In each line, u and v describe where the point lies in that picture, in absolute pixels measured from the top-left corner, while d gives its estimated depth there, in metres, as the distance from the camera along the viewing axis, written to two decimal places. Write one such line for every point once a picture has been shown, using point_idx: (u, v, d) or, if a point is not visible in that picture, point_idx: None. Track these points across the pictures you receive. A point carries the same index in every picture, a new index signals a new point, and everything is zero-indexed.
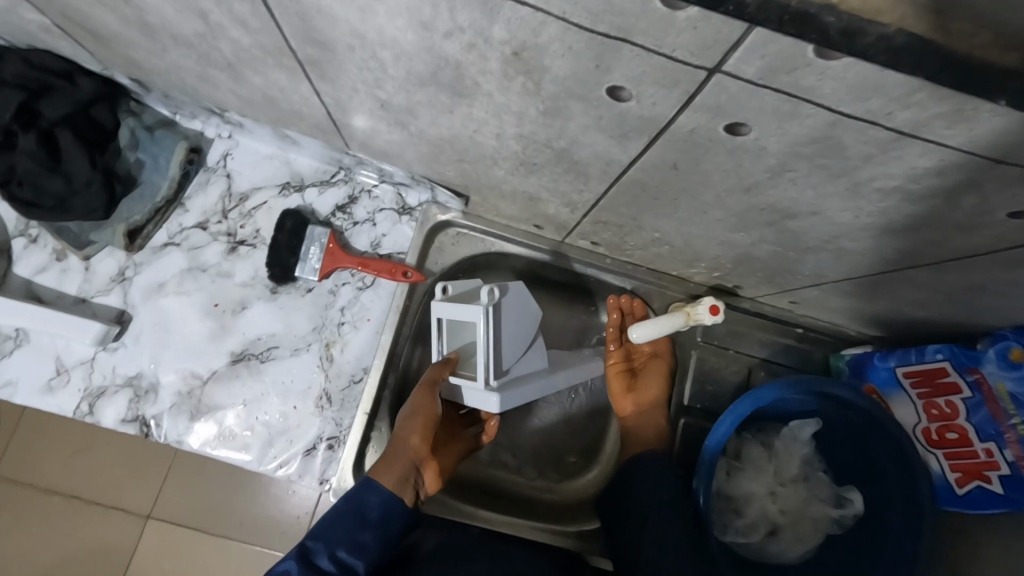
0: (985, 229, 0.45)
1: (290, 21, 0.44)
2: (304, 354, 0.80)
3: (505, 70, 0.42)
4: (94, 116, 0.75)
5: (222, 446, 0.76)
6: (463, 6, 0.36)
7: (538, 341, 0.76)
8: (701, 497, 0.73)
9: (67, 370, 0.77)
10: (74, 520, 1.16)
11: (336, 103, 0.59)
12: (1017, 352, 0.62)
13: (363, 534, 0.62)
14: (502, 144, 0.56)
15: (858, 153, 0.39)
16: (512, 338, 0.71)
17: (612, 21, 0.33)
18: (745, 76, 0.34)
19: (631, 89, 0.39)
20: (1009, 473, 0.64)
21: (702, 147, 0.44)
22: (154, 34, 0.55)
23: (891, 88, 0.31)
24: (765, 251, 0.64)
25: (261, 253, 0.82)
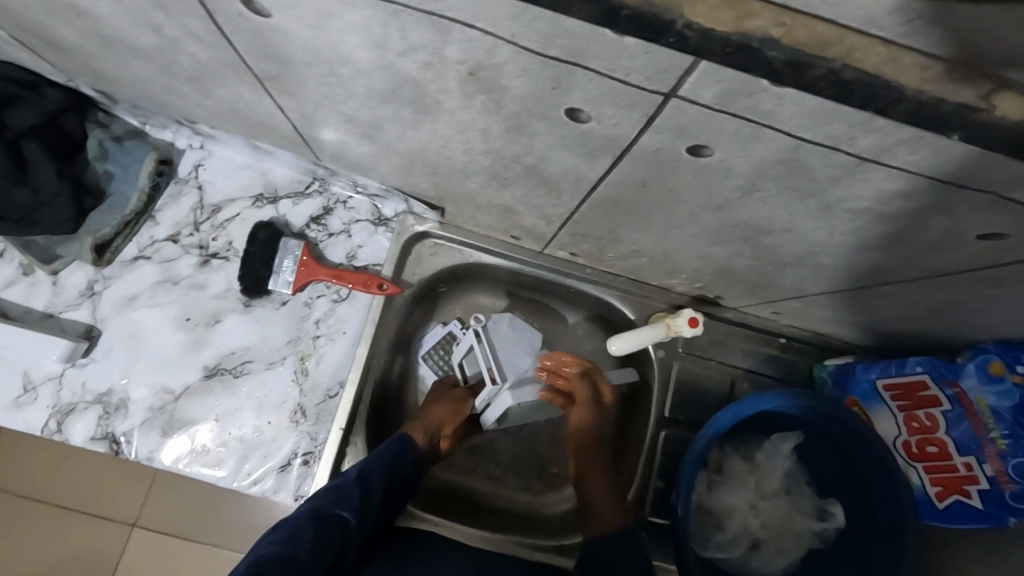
0: (959, 249, 0.44)
1: (243, 37, 0.43)
2: (278, 368, 0.78)
3: (464, 89, 0.40)
4: (62, 126, 0.74)
5: (195, 463, 0.75)
6: (413, 26, 0.34)
7: (541, 355, 0.85)
8: (680, 508, 0.71)
9: (34, 387, 0.76)
10: (56, 531, 1.14)
11: (302, 116, 0.57)
12: (997, 365, 0.62)
13: (403, 472, 0.72)
14: (472, 159, 0.55)
15: (824, 175, 0.38)
16: (518, 355, 0.81)
17: (563, 44, 0.31)
18: (703, 101, 0.33)
19: (591, 110, 0.38)
20: (988, 488, 0.63)
21: (669, 167, 0.43)
22: (113, 47, 0.54)
23: (850, 114, 0.30)
24: (743, 264, 0.63)
25: (234, 266, 0.81)
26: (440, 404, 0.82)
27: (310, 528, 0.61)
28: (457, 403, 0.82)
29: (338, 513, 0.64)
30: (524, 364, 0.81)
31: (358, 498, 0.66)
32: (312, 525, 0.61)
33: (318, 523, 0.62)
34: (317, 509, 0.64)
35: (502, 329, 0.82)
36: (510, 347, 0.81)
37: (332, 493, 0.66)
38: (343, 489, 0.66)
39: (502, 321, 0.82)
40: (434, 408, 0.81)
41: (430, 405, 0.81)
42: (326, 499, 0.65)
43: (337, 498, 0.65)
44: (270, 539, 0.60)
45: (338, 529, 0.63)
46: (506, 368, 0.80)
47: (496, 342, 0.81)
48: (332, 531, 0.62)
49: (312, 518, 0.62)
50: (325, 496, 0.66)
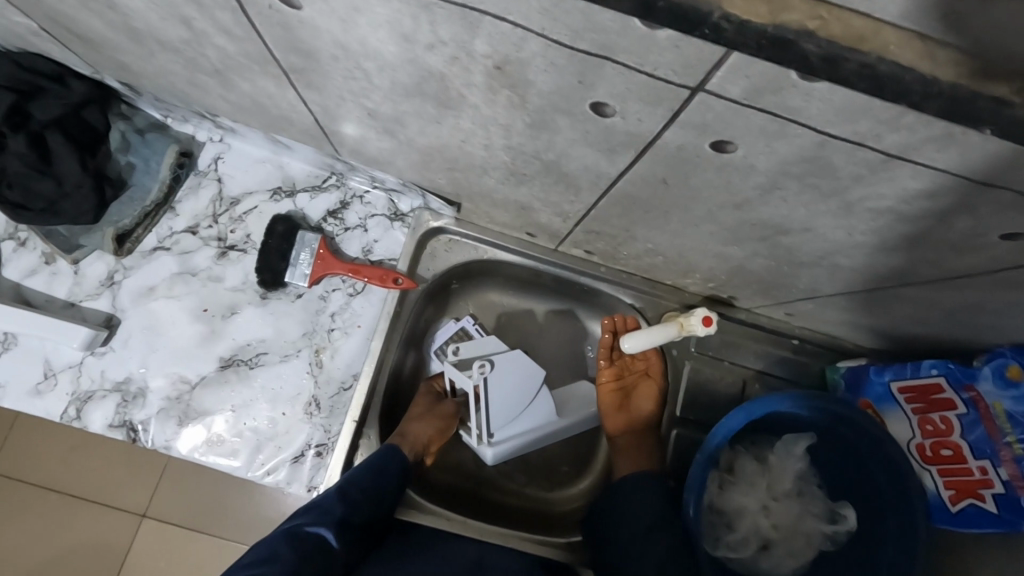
0: (980, 250, 0.44)
1: (273, 30, 0.43)
2: (293, 360, 0.79)
3: (489, 83, 0.41)
4: (86, 118, 0.75)
5: (210, 452, 0.76)
6: (443, 20, 0.35)
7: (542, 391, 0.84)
8: (692, 510, 0.71)
9: (55, 374, 0.77)
10: (68, 518, 1.16)
11: (324, 110, 0.58)
12: (1015, 369, 0.61)
13: (388, 484, 0.71)
14: (491, 155, 0.55)
15: (847, 174, 0.38)
16: (509, 399, 0.82)
17: (593, 39, 0.32)
18: (730, 96, 0.33)
19: (616, 105, 0.38)
20: (1003, 492, 0.63)
21: (690, 164, 0.43)
22: (141, 39, 0.54)
23: (878, 110, 0.30)
24: (758, 264, 0.63)
25: (251, 258, 0.82)
26: (430, 416, 0.80)
27: (286, 549, 0.61)
28: (445, 416, 0.82)
29: (316, 531, 0.63)
30: (513, 410, 0.83)
31: (338, 514, 0.65)
32: (289, 545, 0.61)
33: (295, 544, 0.61)
34: (296, 528, 0.63)
35: (505, 377, 0.82)
36: (504, 392, 0.82)
37: (313, 511, 0.65)
38: (323, 506, 0.66)
39: (504, 370, 0.82)
40: (424, 421, 0.80)
41: (418, 416, 0.80)
42: (306, 517, 0.65)
43: (317, 516, 0.65)
44: (246, 562, 0.60)
45: (317, 548, 0.62)
46: (494, 413, 0.82)
47: (494, 390, 0.82)
48: (311, 550, 0.62)
49: (289, 539, 0.62)
50: (307, 514, 0.65)
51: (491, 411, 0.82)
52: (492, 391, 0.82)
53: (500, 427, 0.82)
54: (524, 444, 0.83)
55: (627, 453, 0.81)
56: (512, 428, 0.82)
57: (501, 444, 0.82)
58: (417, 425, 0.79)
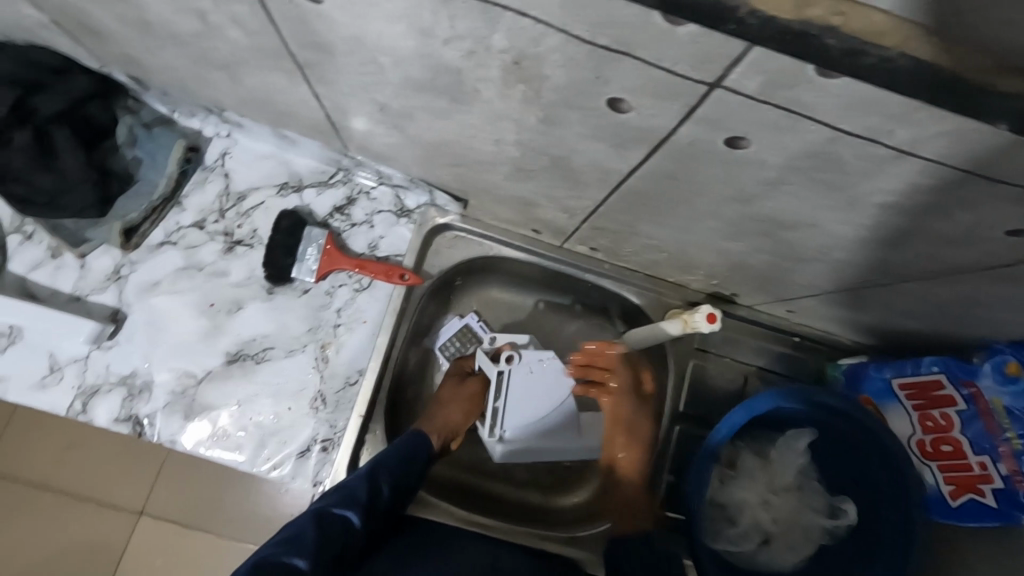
0: (983, 246, 0.45)
1: (290, 24, 0.44)
2: (299, 355, 0.79)
3: (505, 78, 0.41)
4: (91, 113, 0.75)
5: (216, 446, 0.76)
6: (463, 14, 0.35)
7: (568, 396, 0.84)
8: (695, 501, 0.72)
9: (60, 367, 0.77)
10: (68, 515, 1.15)
11: (335, 105, 0.58)
12: (1013, 366, 0.63)
13: (412, 472, 0.71)
14: (501, 150, 0.56)
15: (857, 169, 0.39)
16: (531, 399, 0.83)
17: (613, 33, 0.32)
18: (745, 91, 0.34)
19: (631, 101, 0.39)
20: (1003, 487, 0.64)
21: (701, 159, 0.44)
22: (153, 33, 0.55)
23: (890, 106, 0.31)
24: (762, 261, 0.64)
25: (257, 253, 0.82)
26: (456, 401, 0.82)
27: (312, 528, 0.60)
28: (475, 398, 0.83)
29: (344, 513, 0.63)
30: (533, 408, 0.83)
31: (364, 497, 0.65)
32: (316, 524, 0.61)
33: (322, 524, 0.61)
34: (322, 508, 0.63)
35: (528, 375, 0.83)
36: (525, 388, 0.83)
37: (339, 493, 0.65)
38: (351, 488, 0.65)
39: (528, 368, 0.83)
40: (450, 406, 0.81)
41: (450, 401, 0.82)
42: (331, 499, 0.64)
43: (343, 498, 0.64)
44: (272, 540, 0.59)
45: (343, 529, 0.62)
46: (513, 410, 0.83)
47: (515, 388, 0.83)
48: (338, 530, 0.61)
49: (316, 518, 0.61)
50: (332, 496, 0.65)
51: (508, 409, 0.82)
52: (513, 387, 0.82)
53: (516, 424, 0.83)
54: (536, 442, 0.83)
55: (625, 516, 0.78)
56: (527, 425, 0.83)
57: (513, 440, 0.82)
58: (445, 410, 0.81)
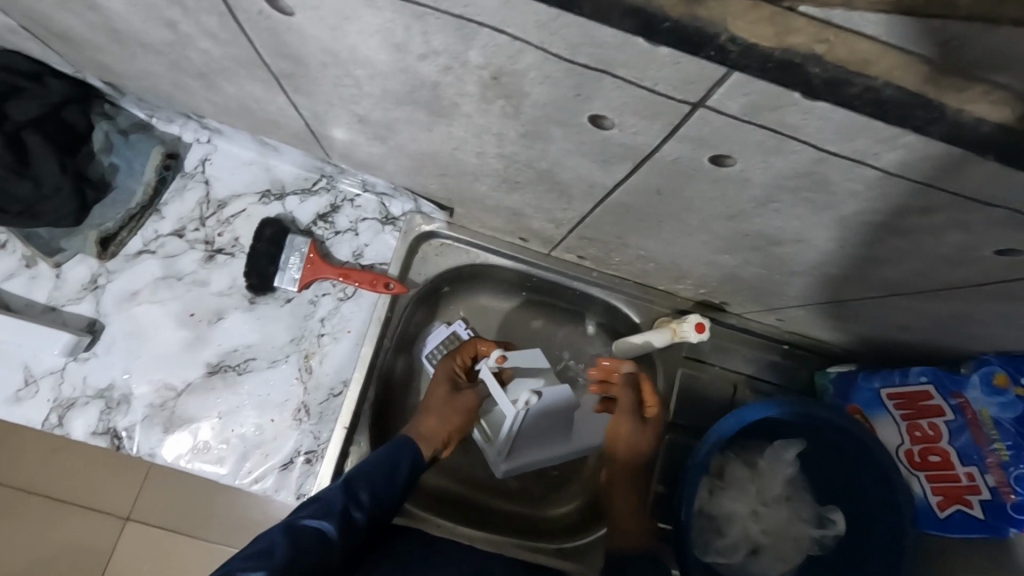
0: (972, 264, 0.45)
1: (261, 35, 0.42)
2: (282, 366, 0.78)
3: (484, 93, 0.40)
4: (66, 118, 0.73)
5: (196, 460, 0.74)
6: (437, 30, 0.34)
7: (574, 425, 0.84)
8: (684, 514, 0.71)
9: (35, 380, 0.75)
10: (49, 524, 1.14)
11: (314, 115, 0.57)
12: (1001, 377, 0.62)
13: (394, 484, 0.69)
14: (484, 162, 0.54)
15: (844, 189, 0.38)
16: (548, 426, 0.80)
17: (590, 53, 0.31)
18: (728, 111, 0.32)
19: (613, 118, 0.38)
20: (990, 498, 0.63)
21: (686, 176, 0.43)
22: (124, 40, 0.53)
23: (877, 130, 0.30)
24: (751, 272, 0.63)
25: (239, 262, 0.80)
26: (451, 412, 0.77)
27: (283, 540, 0.59)
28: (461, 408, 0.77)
29: (317, 524, 0.62)
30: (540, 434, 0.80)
31: (341, 510, 0.64)
32: (289, 535, 0.60)
33: (294, 535, 0.60)
34: (295, 520, 0.62)
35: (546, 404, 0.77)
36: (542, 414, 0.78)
37: (315, 504, 0.64)
38: (327, 499, 0.64)
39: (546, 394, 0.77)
40: (444, 416, 0.76)
41: (436, 408, 0.76)
42: (306, 509, 0.63)
43: (318, 508, 0.63)
44: (245, 553, 0.58)
45: (316, 540, 0.61)
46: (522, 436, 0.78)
47: (532, 418, 0.78)
48: (309, 542, 0.61)
49: (288, 531, 0.60)
50: (307, 507, 0.64)
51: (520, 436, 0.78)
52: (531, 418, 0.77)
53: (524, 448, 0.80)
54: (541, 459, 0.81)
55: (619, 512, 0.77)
56: (534, 450, 0.81)
57: (515, 462, 0.80)
58: (437, 420, 0.76)
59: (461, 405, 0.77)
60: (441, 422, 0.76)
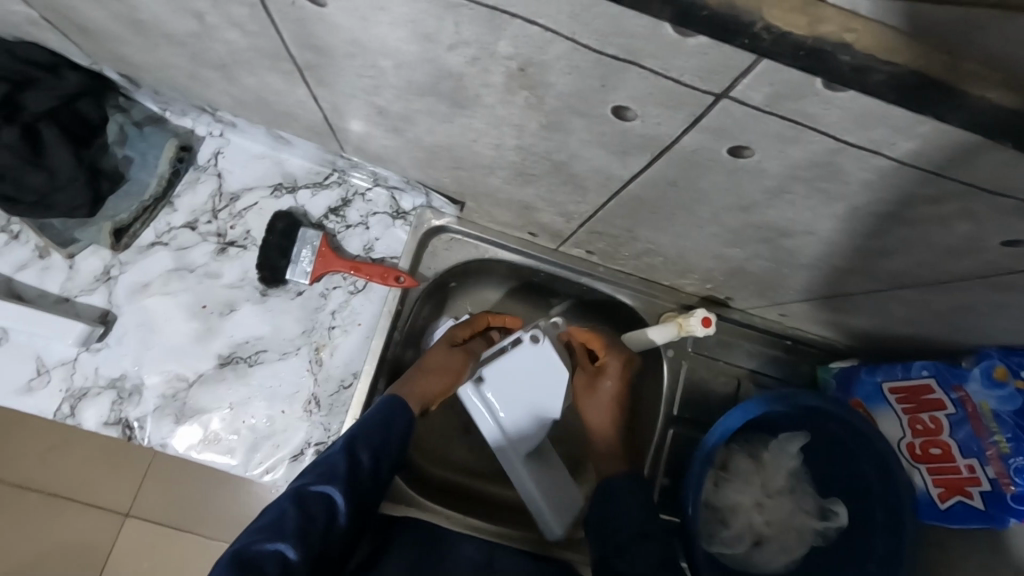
0: (978, 255, 0.46)
1: (290, 26, 0.43)
2: (292, 358, 0.79)
3: (508, 84, 0.41)
4: (80, 109, 0.74)
5: (207, 450, 0.75)
6: (469, 21, 0.35)
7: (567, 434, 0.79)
8: (690, 506, 0.72)
9: (47, 370, 0.76)
10: (51, 519, 1.14)
11: (333, 107, 0.58)
12: (1001, 370, 0.63)
13: (393, 444, 0.69)
14: (500, 155, 0.56)
15: (857, 180, 0.39)
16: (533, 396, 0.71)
17: (620, 43, 0.32)
18: (750, 102, 0.34)
19: (635, 109, 0.39)
20: (990, 489, 0.64)
21: (702, 167, 0.44)
22: (147, 31, 0.54)
23: (895, 119, 0.31)
24: (758, 266, 0.64)
25: (251, 255, 0.81)
26: (440, 374, 0.77)
27: (293, 510, 0.61)
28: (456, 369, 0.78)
29: (324, 490, 0.63)
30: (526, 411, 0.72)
31: (345, 474, 0.64)
32: (297, 507, 0.61)
33: (303, 505, 0.62)
34: (301, 488, 0.63)
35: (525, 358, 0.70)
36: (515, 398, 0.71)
37: (318, 470, 0.65)
38: (329, 464, 0.65)
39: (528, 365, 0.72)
40: (433, 373, 0.77)
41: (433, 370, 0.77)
42: (311, 475, 0.64)
43: (322, 474, 0.64)
44: (256, 526, 0.61)
45: (324, 509, 0.63)
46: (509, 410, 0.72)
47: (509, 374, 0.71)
48: (318, 511, 0.62)
49: (296, 499, 0.62)
50: (312, 473, 0.65)
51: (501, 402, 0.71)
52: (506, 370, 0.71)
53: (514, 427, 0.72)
54: (552, 490, 0.76)
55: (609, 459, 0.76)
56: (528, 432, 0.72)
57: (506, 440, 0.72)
58: (425, 378, 0.77)
59: (456, 366, 0.79)
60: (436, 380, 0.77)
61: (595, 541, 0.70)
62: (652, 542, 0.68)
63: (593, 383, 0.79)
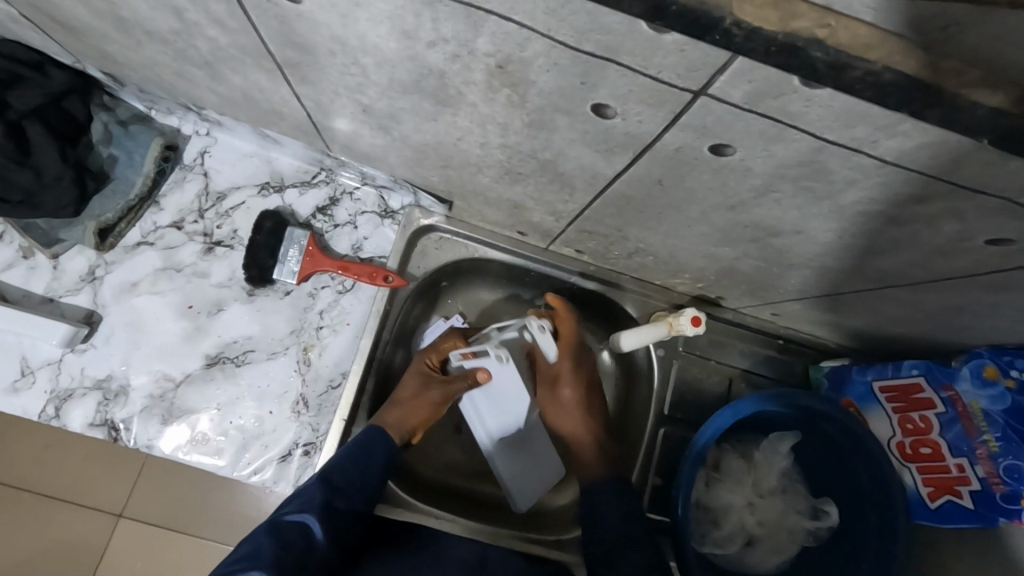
0: (965, 254, 0.46)
1: (268, 23, 0.43)
2: (280, 358, 0.78)
3: (490, 82, 0.41)
4: (67, 108, 0.73)
5: (195, 451, 0.74)
6: (447, 17, 0.35)
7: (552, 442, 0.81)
8: (680, 506, 0.72)
9: (32, 371, 0.75)
10: (42, 520, 1.13)
11: (318, 105, 0.57)
12: (991, 369, 0.62)
13: (372, 470, 0.69)
14: (487, 153, 0.55)
15: (841, 178, 0.39)
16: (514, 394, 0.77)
17: (598, 40, 0.32)
18: (730, 99, 0.33)
19: (617, 107, 0.38)
20: (980, 489, 0.64)
21: (687, 165, 0.44)
22: (128, 28, 0.53)
23: (877, 117, 0.31)
24: (748, 265, 0.64)
25: (238, 254, 0.80)
26: (417, 401, 0.75)
27: (270, 541, 0.60)
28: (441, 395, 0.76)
29: (301, 518, 0.63)
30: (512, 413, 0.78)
31: (321, 500, 0.64)
32: (274, 538, 0.61)
33: (279, 535, 0.61)
34: (277, 518, 0.63)
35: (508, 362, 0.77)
36: (494, 401, 0.78)
37: (297, 497, 0.65)
38: (307, 494, 0.65)
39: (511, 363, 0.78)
40: (411, 403, 0.75)
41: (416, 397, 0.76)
42: (288, 506, 0.64)
43: (299, 504, 0.64)
44: (233, 556, 0.60)
45: (301, 535, 0.62)
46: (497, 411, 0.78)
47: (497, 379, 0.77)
48: (295, 538, 0.62)
49: (272, 529, 0.62)
50: (290, 502, 0.65)
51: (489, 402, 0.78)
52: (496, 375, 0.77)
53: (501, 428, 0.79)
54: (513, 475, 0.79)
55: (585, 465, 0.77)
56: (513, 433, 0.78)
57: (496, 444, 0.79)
58: (402, 411, 0.75)
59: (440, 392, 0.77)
60: (421, 405, 0.75)
61: (588, 550, 0.70)
62: (635, 549, 0.67)
63: (554, 392, 0.79)
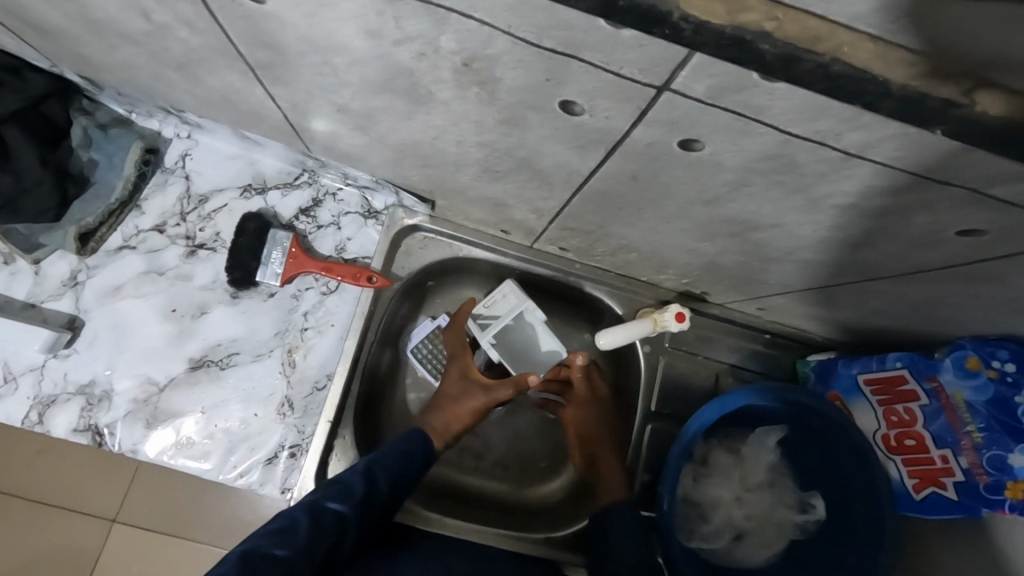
0: (940, 245, 0.46)
1: (236, 24, 0.42)
2: (265, 360, 0.78)
3: (458, 80, 0.41)
4: (46, 112, 0.73)
5: (180, 455, 0.74)
6: (410, 15, 0.35)
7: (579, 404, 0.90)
8: (666, 502, 0.72)
9: (14, 378, 0.74)
10: (34, 526, 1.12)
11: (293, 106, 0.57)
12: (973, 361, 0.62)
13: (411, 472, 0.68)
14: (464, 152, 0.55)
15: (811, 171, 0.39)
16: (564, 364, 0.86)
17: (559, 36, 0.32)
18: (693, 94, 0.33)
19: (584, 103, 0.38)
20: (963, 479, 0.64)
21: (660, 161, 0.44)
22: (100, 31, 0.53)
23: (837, 109, 0.31)
24: (730, 260, 0.64)
25: (221, 257, 0.80)
26: (458, 409, 0.78)
27: (304, 522, 0.58)
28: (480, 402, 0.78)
29: (337, 506, 0.61)
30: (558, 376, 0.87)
31: (362, 494, 0.63)
32: (309, 518, 0.59)
33: (315, 516, 0.59)
34: (317, 501, 0.61)
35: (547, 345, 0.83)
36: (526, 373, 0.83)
37: (336, 486, 0.63)
38: (348, 483, 0.63)
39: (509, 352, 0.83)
40: (452, 411, 0.78)
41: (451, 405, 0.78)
42: (325, 490, 0.62)
43: (337, 491, 0.62)
44: (263, 530, 0.57)
45: (335, 525, 0.60)
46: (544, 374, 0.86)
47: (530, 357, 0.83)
48: (329, 526, 0.59)
49: (310, 511, 0.59)
50: (327, 488, 0.62)
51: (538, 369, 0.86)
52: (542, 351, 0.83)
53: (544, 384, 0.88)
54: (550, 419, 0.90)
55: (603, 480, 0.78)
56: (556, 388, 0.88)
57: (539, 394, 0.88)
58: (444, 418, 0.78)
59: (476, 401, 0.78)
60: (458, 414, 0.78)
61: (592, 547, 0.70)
62: None
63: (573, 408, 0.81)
